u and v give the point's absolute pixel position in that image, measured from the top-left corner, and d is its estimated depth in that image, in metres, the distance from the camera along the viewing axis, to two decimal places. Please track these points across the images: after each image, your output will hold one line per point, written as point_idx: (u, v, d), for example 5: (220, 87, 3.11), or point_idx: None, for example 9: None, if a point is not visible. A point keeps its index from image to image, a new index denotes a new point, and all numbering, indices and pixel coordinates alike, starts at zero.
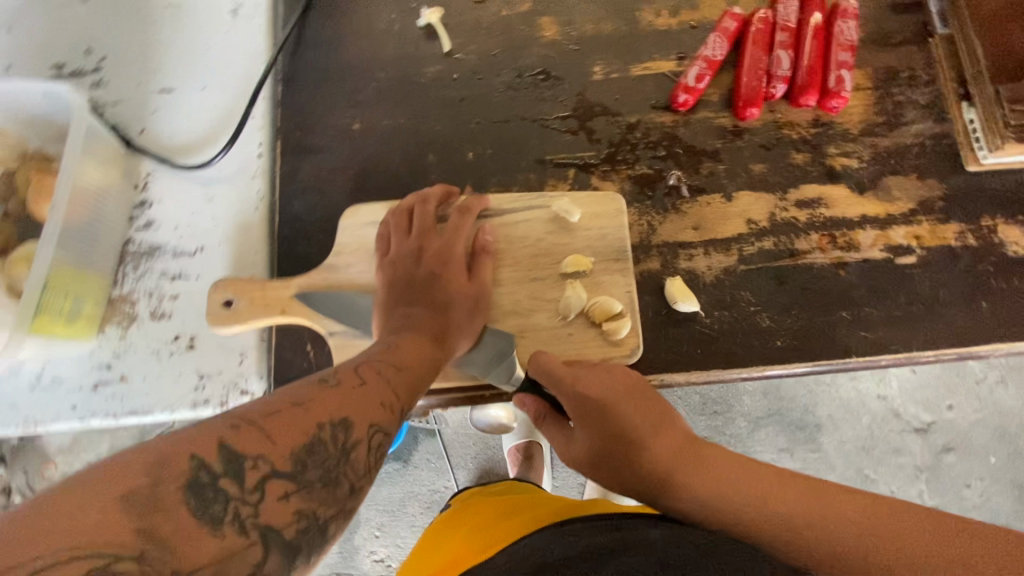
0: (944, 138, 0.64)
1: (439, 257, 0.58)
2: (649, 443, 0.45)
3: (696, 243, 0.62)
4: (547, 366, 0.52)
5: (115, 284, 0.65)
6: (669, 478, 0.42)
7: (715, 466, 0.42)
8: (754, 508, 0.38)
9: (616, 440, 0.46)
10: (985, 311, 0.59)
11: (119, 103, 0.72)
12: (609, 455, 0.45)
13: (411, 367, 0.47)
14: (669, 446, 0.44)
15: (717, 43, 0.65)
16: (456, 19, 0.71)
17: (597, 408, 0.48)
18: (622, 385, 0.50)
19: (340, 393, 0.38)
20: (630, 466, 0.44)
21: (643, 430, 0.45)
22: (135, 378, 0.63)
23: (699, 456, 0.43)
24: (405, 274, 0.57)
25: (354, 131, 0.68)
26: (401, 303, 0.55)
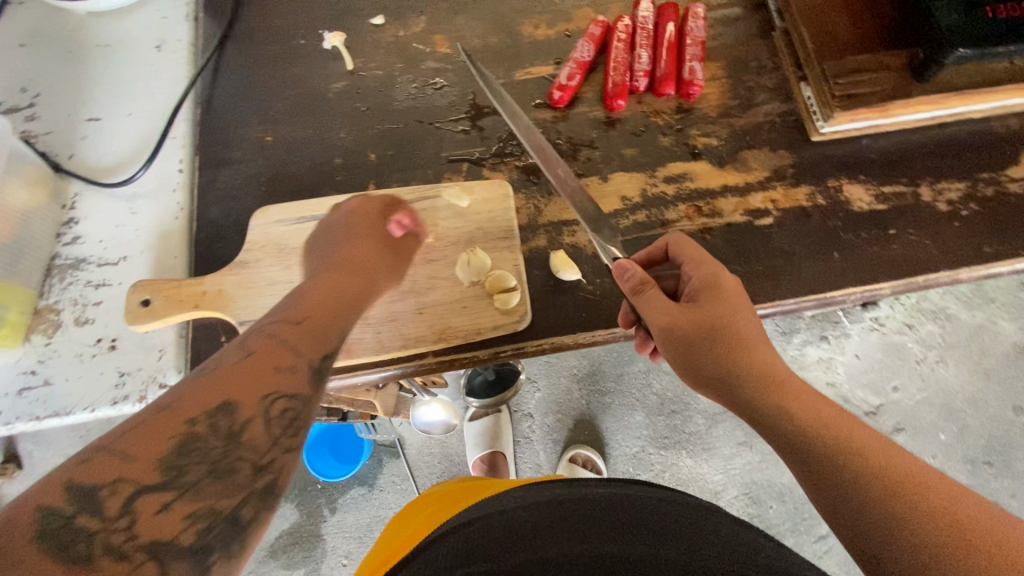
0: (790, 115, 0.72)
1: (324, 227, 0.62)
2: (756, 340, 0.52)
3: (577, 220, 0.69)
4: (676, 251, 0.59)
5: (43, 295, 0.70)
6: (741, 369, 0.51)
7: (800, 388, 0.50)
8: (805, 416, 0.47)
9: (720, 320, 0.53)
10: (837, 261, 0.66)
11: (50, 133, 0.78)
12: (699, 333, 0.53)
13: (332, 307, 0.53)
14: (765, 354, 0.52)
15: (585, 46, 0.73)
16: (359, 40, 0.79)
17: (714, 291, 0.54)
18: (735, 287, 0.55)
19: (228, 385, 0.42)
20: (741, 352, 0.51)
21: (759, 330, 0.53)
22: (58, 381, 0.66)
23: (792, 374, 0.51)
24: (319, 248, 0.60)
25: (268, 143, 0.74)
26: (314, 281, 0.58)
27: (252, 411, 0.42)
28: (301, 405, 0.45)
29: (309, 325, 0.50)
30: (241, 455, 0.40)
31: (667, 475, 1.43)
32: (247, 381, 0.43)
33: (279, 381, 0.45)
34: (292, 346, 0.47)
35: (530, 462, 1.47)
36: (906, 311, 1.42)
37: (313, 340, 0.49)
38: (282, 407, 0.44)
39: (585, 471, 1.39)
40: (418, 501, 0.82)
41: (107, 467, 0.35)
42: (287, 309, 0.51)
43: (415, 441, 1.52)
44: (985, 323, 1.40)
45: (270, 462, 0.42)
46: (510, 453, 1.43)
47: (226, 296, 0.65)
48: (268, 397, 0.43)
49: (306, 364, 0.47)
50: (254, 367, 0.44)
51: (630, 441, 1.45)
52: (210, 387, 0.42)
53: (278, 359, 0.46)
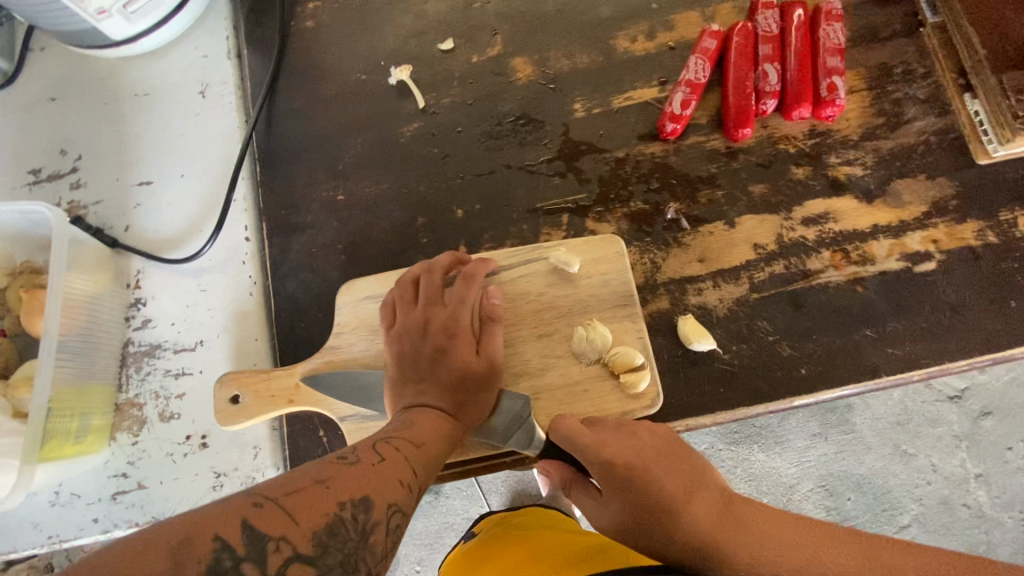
0: (950, 132, 0.61)
1: (446, 330, 0.55)
2: (689, 513, 0.42)
3: (703, 276, 0.60)
4: (564, 431, 0.50)
5: (121, 389, 0.65)
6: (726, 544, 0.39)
7: (755, 533, 0.40)
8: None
9: (656, 508, 0.43)
10: (1016, 311, 0.56)
11: (99, 202, 0.71)
12: (641, 524, 0.43)
13: (428, 443, 0.46)
14: (707, 513, 0.42)
15: (700, 64, 0.62)
16: (427, 72, 0.69)
17: (624, 478, 0.46)
18: (655, 450, 0.48)
19: (359, 474, 0.38)
20: (677, 535, 0.41)
21: (675, 492, 0.44)
22: (152, 484, 0.62)
23: (739, 520, 0.41)
24: (412, 352, 0.55)
25: (339, 202, 0.66)
26: (409, 382, 0.53)
27: (383, 514, 0.36)
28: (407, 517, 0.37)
29: (389, 467, 0.40)
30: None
31: None
32: (349, 495, 0.35)
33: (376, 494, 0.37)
34: (411, 460, 0.42)
35: None
36: None
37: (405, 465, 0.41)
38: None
39: None
40: (482, 544, 0.72)
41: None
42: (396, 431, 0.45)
43: None
44: None
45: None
46: None
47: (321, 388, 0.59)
48: (347, 511, 0.34)
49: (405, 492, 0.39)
50: (386, 473, 0.39)
51: None
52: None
53: (404, 473, 0.40)
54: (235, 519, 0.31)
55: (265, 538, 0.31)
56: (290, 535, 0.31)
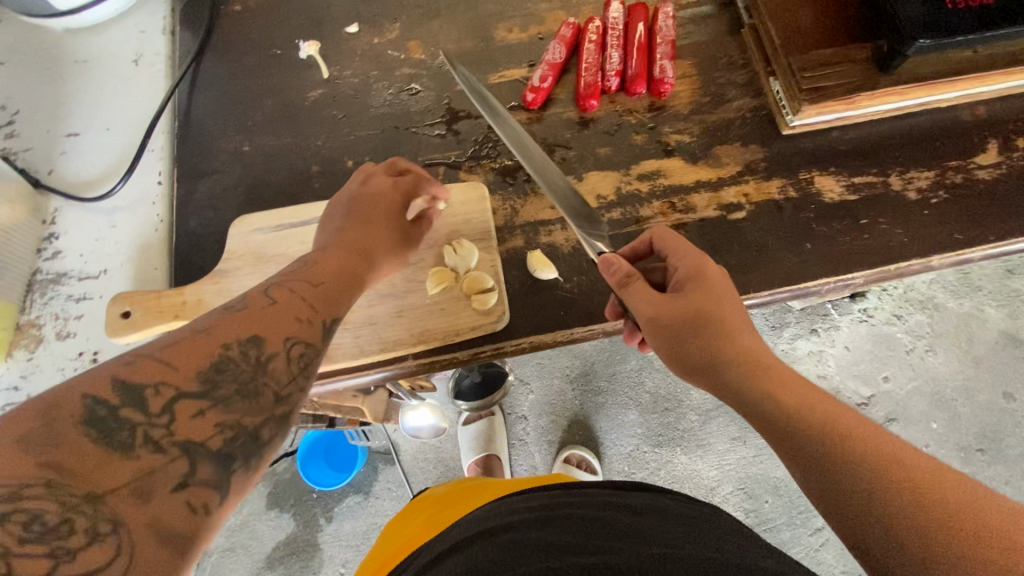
0: (761, 109, 0.73)
1: (371, 198, 0.60)
2: (739, 340, 0.51)
3: (553, 220, 0.69)
4: (659, 244, 0.60)
5: (24, 311, 0.70)
6: (758, 375, 0.48)
7: (794, 380, 0.48)
8: (819, 413, 0.44)
9: (706, 312, 0.52)
10: (811, 252, 0.67)
11: (29, 149, 0.78)
12: (683, 324, 0.53)
13: (326, 281, 0.50)
14: (753, 343, 0.51)
15: (557, 48, 0.74)
16: (335, 49, 0.80)
17: (694, 291, 0.54)
18: (721, 286, 0.54)
19: (245, 316, 0.42)
20: (708, 337, 0.51)
21: (739, 325, 0.52)
22: (40, 395, 0.66)
23: (783, 368, 0.49)
24: (336, 215, 0.59)
25: (246, 153, 0.75)
26: (338, 216, 0.59)
27: (276, 347, 0.42)
28: (314, 351, 0.44)
29: (326, 288, 0.49)
30: (266, 382, 0.40)
31: (662, 474, 1.43)
32: (237, 335, 0.41)
33: (295, 330, 0.44)
34: (307, 298, 0.47)
35: (525, 465, 1.47)
36: (894, 302, 1.43)
37: (327, 302, 0.48)
38: (299, 352, 0.43)
39: (579, 471, 1.39)
40: (415, 502, 0.85)
41: (155, 370, 0.36)
42: (304, 270, 0.50)
43: (409, 446, 1.51)
44: (971, 311, 1.41)
45: (289, 393, 0.41)
46: (504, 455, 1.43)
47: (206, 305, 0.66)
48: (233, 350, 0.40)
49: (319, 320, 0.46)
50: (277, 312, 0.44)
51: (623, 440, 1.46)
52: (244, 319, 0.42)
53: (299, 312, 0.45)
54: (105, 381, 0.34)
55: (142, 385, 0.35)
56: (169, 378, 0.36)
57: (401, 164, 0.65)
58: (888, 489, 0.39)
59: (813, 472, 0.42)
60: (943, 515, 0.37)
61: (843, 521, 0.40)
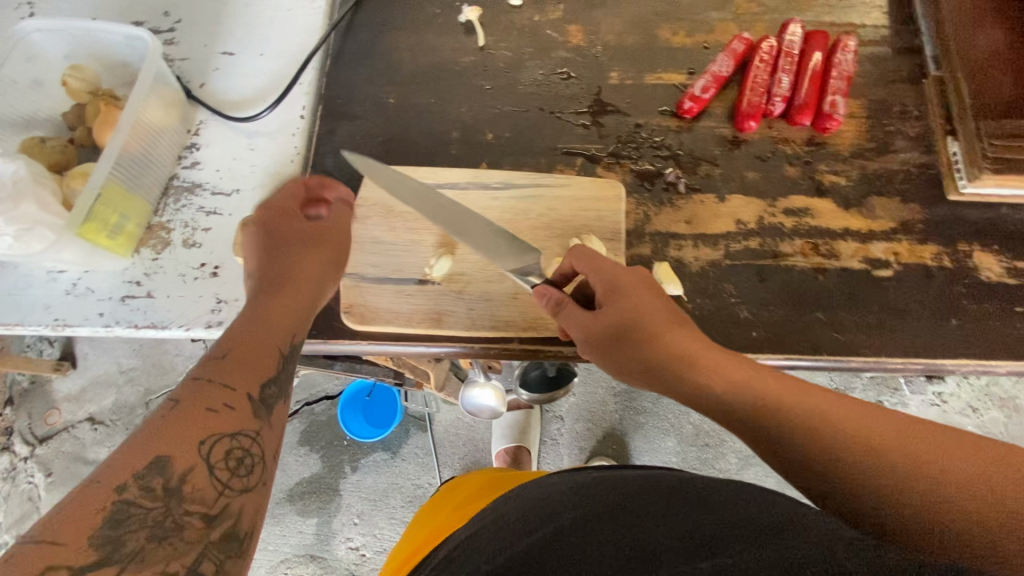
0: (929, 167, 0.68)
1: (285, 215, 0.60)
2: (667, 343, 0.53)
3: (686, 235, 0.67)
4: (574, 263, 0.57)
5: (157, 212, 0.73)
6: (699, 369, 0.51)
7: (730, 362, 0.51)
8: (755, 393, 0.48)
9: (640, 324, 0.54)
10: (954, 328, 0.62)
11: (186, 59, 0.81)
12: (618, 335, 0.54)
13: (238, 350, 0.48)
14: (675, 340, 0.52)
15: (725, 61, 0.71)
16: (493, 19, 0.79)
17: (617, 302, 0.55)
18: (646, 288, 0.56)
19: (169, 429, 0.40)
20: (642, 345, 0.53)
21: (662, 324, 0.54)
22: (159, 295, 0.69)
23: (719, 354, 0.52)
24: (264, 245, 0.57)
25: (389, 104, 0.75)
26: (263, 254, 0.57)
27: (193, 460, 0.39)
28: (242, 439, 0.42)
29: (237, 359, 0.47)
30: (188, 505, 0.38)
31: None
32: (161, 449, 0.39)
33: (220, 422, 0.42)
34: (224, 375, 0.45)
35: (554, 465, 1.46)
36: (973, 392, 1.35)
37: (245, 371, 0.46)
38: (224, 450, 0.41)
39: None
40: (449, 488, 0.84)
41: (115, 478, 0.37)
42: (224, 339, 0.48)
43: (445, 419, 1.52)
44: None
45: (223, 505, 0.39)
46: (535, 450, 1.42)
47: None
48: (139, 477, 0.37)
49: (241, 398, 0.44)
50: (188, 418, 0.41)
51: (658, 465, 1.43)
52: (173, 425, 0.40)
53: (212, 399, 0.43)
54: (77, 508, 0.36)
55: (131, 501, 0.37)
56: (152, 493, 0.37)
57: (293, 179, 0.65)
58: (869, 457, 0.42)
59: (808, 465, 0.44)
60: (916, 469, 0.40)
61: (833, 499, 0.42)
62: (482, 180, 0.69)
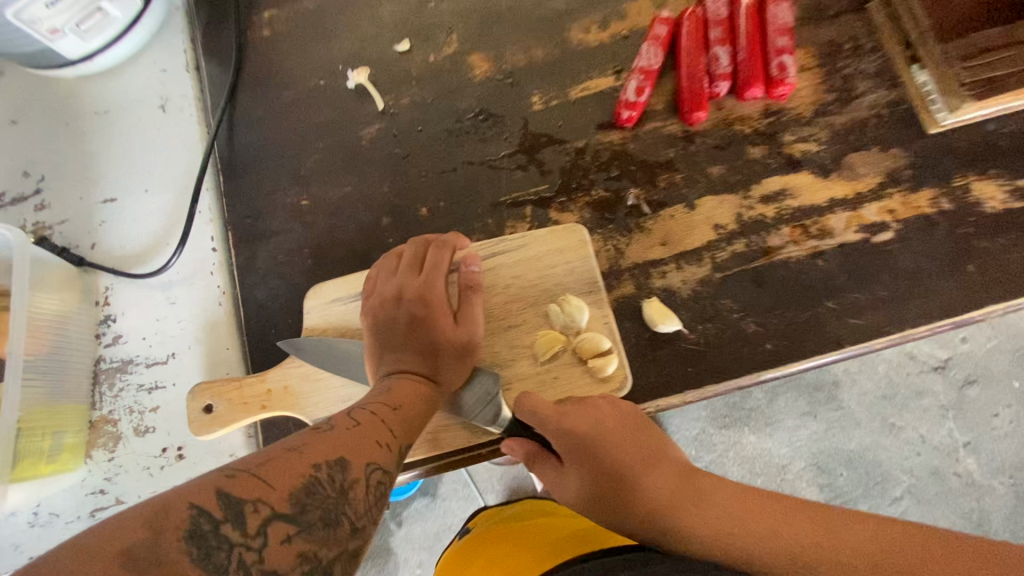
0: (900, 104, 0.61)
1: (421, 298, 0.56)
2: (646, 486, 0.43)
3: (665, 259, 0.61)
4: (526, 404, 0.51)
5: (95, 406, 0.65)
6: (677, 517, 0.40)
7: (706, 496, 0.41)
8: (736, 540, 0.37)
9: (620, 471, 0.45)
10: (972, 276, 0.57)
11: (65, 221, 0.71)
12: (602, 493, 0.45)
13: (406, 407, 0.46)
14: (660, 484, 0.43)
15: (652, 51, 0.63)
16: (385, 73, 0.69)
17: (591, 445, 0.47)
18: (622, 426, 0.48)
19: (331, 438, 0.37)
20: (625, 502, 0.43)
21: (640, 467, 0.45)
22: (131, 497, 0.63)
23: (698, 490, 0.42)
24: (398, 321, 0.55)
25: (303, 207, 0.67)
26: (386, 348, 0.54)
27: (360, 474, 0.35)
28: (390, 477, 0.38)
29: (407, 414, 0.45)
30: (346, 511, 0.33)
31: None
32: (325, 458, 0.34)
33: (374, 456, 0.38)
34: (389, 422, 0.42)
35: None
36: None
37: (405, 426, 0.44)
38: (379, 481, 0.36)
39: None
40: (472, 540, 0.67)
41: (251, 486, 0.30)
42: (379, 397, 0.47)
43: None
44: None
45: (365, 525, 0.33)
46: None
47: (294, 392, 0.60)
48: (322, 471, 0.33)
49: (400, 447, 0.41)
50: (357, 438, 0.38)
51: None
52: (320, 440, 0.36)
53: (379, 437, 0.40)
54: (198, 492, 0.29)
55: (240, 499, 0.29)
56: (267, 497, 0.30)
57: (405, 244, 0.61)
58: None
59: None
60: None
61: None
62: None
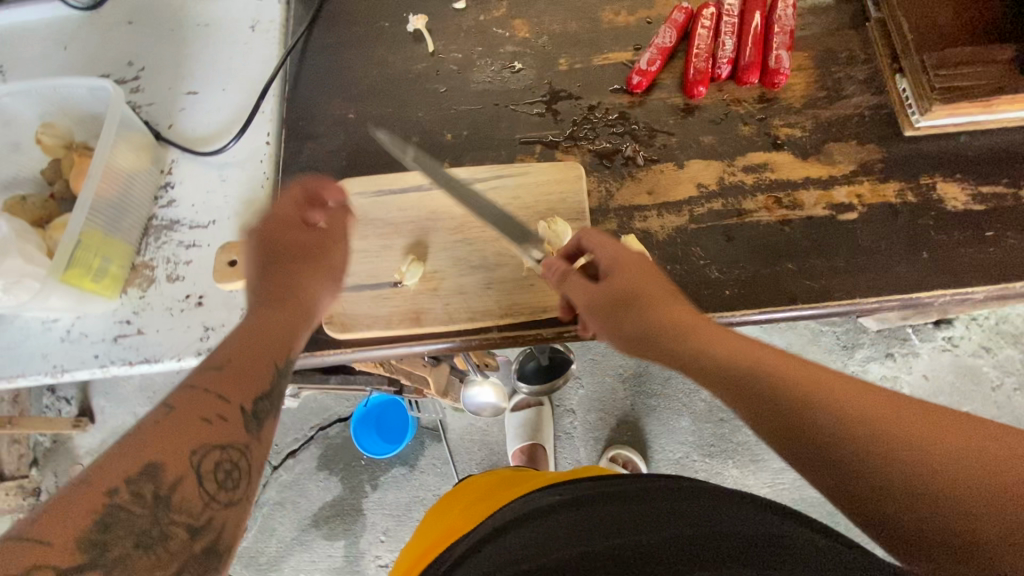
0: (882, 108, 0.69)
1: (275, 243, 0.58)
2: (669, 312, 0.52)
3: (649, 206, 0.68)
4: (587, 241, 0.58)
5: (140, 252, 0.75)
6: (696, 341, 0.50)
7: (722, 335, 0.50)
8: (782, 376, 0.45)
9: (637, 291, 0.54)
10: (925, 261, 0.62)
11: (152, 104, 0.84)
12: (638, 305, 0.53)
13: (254, 347, 0.49)
14: (681, 316, 0.52)
15: (668, 33, 0.73)
16: (441, 25, 0.81)
17: (629, 273, 0.55)
18: (646, 268, 0.56)
19: (156, 431, 0.39)
20: (665, 317, 0.51)
21: (666, 300, 0.54)
22: (149, 331, 0.71)
23: (738, 340, 0.50)
24: (276, 282, 0.56)
25: (349, 119, 0.78)
26: (258, 280, 0.56)
27: (182, 468, 0.38)
28: (226, 452, 0.41)
29: (233, 368, 0.46)
30: (196, 509, 0.38)
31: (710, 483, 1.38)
32: (143, 456, 0.37)
33: (207, 433, 0.40)
34: (214, 391, 0.43)
35: (572, 459, 1.45)
36: (984, 333, 1.33)
37: (241, 385, 0.45)
38: (213, 462, 0.40)
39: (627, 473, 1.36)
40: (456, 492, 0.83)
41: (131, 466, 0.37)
42: (220, 348, 0.48)
43: (457, 425, 1.52)
44: None
45: (232, 496, 0.40)
46: (550, 446, 1.41)
47: None
48: (146, 466, 0.37)
49: (237, 410, 0.43)
50: (179, 417, 0.40)
51: (674, 446, 1.41)
52: (146, 433, 0.39)
53: (206, 409, 0.42)
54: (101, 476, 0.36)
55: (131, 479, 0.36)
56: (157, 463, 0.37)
57: (279, 201, 0.62)
58: (881, 457, 0.39)
59: (799, 443, 0.43)
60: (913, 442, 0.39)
61: (834, 486, 0.41)
62: (445, 179, 0.71)
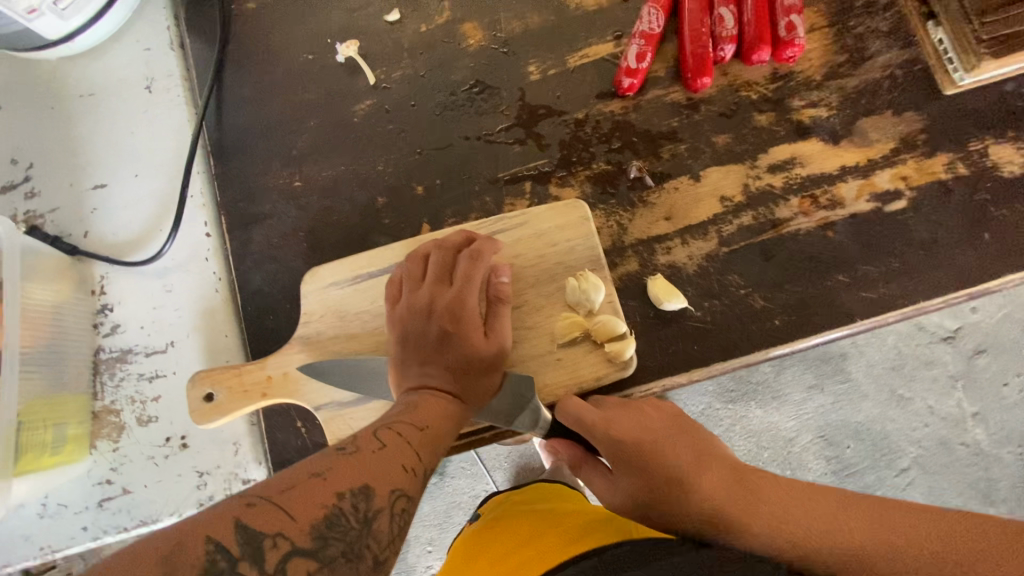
0: (915, 64, 0.59)
1: (451, 312, 0.52)
2: (696, 494, 0.43)
3: (670, 234, 0.59)
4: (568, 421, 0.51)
5: (97, 397, 0.64)
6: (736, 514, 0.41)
7: (760, 491, 0.42)
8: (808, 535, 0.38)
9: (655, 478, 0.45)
10: (989, 244, 0.55)
11: (55, 209, 0.69)
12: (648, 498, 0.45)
13: (432, 424, 0.44)
14: (707, 483, 0.43)
15: (653, 15, 0.60)
16: (375, 46, 0.67)
17: (632, 459, 0.47)
18: (663, 428, 0.49)
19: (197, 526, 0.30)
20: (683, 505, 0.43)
21: (695, 468, 0.45)
22: (137, 488, 0.62)
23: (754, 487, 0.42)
24: (421, 342, 0.52)
25: (297, 188, 0.65)
26: (415, 362, 0.51)
27: (384, 501, 0.35)
28: (414, 505, 0.37)
29: (431, 438, 0.43)
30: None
31: None
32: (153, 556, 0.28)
33: (397, 479, 0.37)
34: (413, 443, 0.41)
35: None
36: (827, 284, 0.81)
37: (427, 448, 0.42)
38: (400, 509, 0.35)
39: None
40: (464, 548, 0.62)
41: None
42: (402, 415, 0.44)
43: None
44: None
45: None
46: None
47: (294, 378, 0.59)
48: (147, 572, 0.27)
49: (422, 469, 0.40)
50: (383, 458, 0.37)
51: None
52: (347, 461, 0.36)
53: (402, 458, 0.39)
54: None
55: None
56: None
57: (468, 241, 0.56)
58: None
59: None
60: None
61: None
62: None
